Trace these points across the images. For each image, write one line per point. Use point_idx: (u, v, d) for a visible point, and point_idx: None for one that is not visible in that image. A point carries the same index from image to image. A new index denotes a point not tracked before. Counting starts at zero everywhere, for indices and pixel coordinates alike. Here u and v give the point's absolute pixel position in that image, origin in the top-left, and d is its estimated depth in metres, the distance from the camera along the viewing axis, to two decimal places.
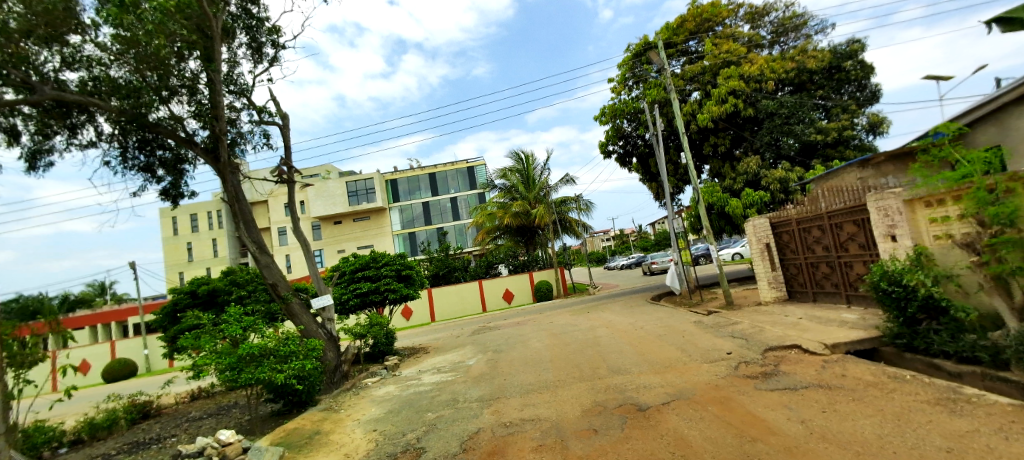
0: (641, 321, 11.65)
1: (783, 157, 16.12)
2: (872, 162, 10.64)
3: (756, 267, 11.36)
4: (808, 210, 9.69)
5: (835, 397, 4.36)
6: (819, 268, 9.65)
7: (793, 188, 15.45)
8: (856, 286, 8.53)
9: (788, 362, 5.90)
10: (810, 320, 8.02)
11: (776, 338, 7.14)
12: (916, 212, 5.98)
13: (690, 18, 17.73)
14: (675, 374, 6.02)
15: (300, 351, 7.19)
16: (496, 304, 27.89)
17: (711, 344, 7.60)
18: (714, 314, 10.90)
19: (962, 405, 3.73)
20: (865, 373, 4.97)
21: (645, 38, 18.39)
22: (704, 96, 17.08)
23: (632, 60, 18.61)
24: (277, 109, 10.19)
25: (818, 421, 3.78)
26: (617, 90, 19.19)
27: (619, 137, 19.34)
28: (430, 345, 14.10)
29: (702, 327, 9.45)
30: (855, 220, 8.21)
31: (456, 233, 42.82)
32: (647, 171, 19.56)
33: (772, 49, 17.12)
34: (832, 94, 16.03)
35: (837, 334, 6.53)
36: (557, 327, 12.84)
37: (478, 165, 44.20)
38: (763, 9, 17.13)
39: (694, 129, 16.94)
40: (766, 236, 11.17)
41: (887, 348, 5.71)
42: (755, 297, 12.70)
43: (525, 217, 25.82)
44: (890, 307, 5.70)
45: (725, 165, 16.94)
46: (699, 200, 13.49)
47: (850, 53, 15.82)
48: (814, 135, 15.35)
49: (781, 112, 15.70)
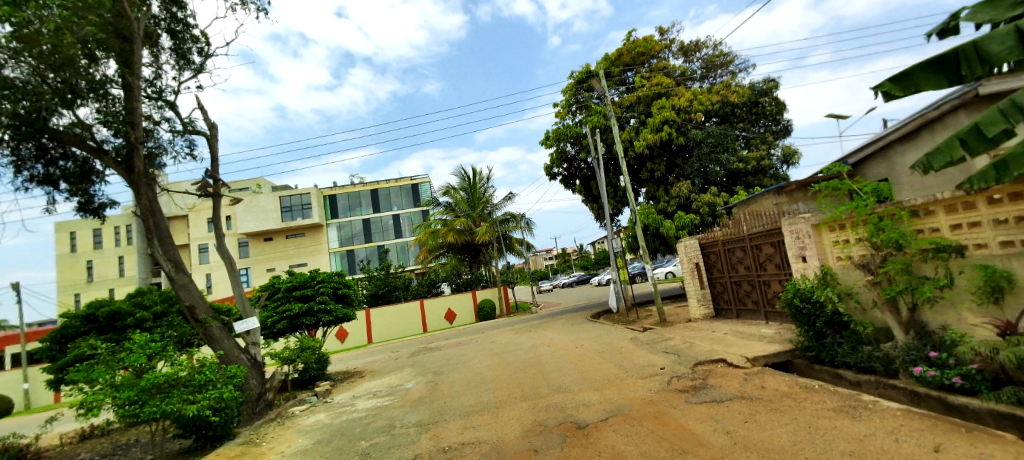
0: (582, 339, 11.85)
1: (711, 183, 17.22)
2: (786, 190, 11.81)
3: (687, 285, 11.98)
4: (732, 232, 10.45)
5: (756, 407, 4.65)
6: (741, 286, 10.36)
7: (720, 212, 16.56)
8: (773, 303, 9.24)
9: (715, 375, 6.25)
10: (734, 335, 8.56)
11: (705, 353, 7.55)
12: (823, 236, 6.60)
13: (626, 51, 18.94)
14: (613, 391, 6.16)
15: (217, 379, 6.65)
16: (437, 325, 27.26)
17: (646, 361, 7.87)
18: (649, 331, 11.34)
19: (861, 411, 4.12)
20: (781, 384, 5.36)
21: (587, 66, 19.29)
22: (640, 123, 18.17)
23: (575, 87, 19.40)
24: (204, 119, 9.53)
25: (741, 431, 4.00)
26: (561, 114, 19.92)
27: (563, 160, 19.98)
28: (365, 369, 13.43)
29: (638, 344, 9.75)
30: (772, 241, 8.99)
31: (398, 251, 41.71)
32: (589, 193, 20.21)
33: (702, 82, 18.46)
34: (751, 127, 17.60)
35: (757, 348, 7.02)
36: (500, 347, 12.69)
37: (423, 183, 43.53)
38: (694, 45, 18.57)
39: (632, 155, 17.95)
40: (696, 257, 11.87)
41: (799, 360, 6.19)
42: (686, 314, 13.34)
43: (469, 235, 25.71)
44: (801, 322, 6.24)
45: (659, 188, 17.93)
46: (635, 221, 13.90)
47: (766, 90, 17.42)
48: (737, 164, 16.68)
49: (708, 141, 16.87)
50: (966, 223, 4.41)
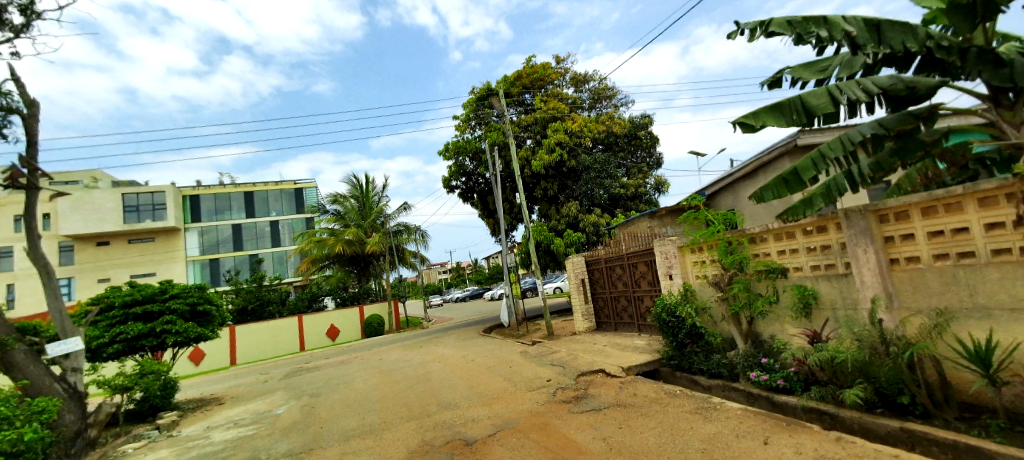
0: (473, 353, 11.82)
1: (596, 205, 18.60)
2: (658, 215, 13.24)
3: (573, 300, 12.69)
4: (613, 251, 11.38)
5: (629, 413, 5.05)
6: (619, 301, 11.29)
7: (603, 231, 17.95)
8: (645, 316, 10.21)
9: (594, 385, 6.67)
10: (612, 346, 9.25)
11: (586, 364, 8.03)
12: (685, 257, 7.49)
13: (525, 74, 19.80)
14: (501, 405, 6.22)
15: (14, 417, 5.30)
16: (317, 343, 24.98)
17: (534, 373, 8.11)
18: (538, 344, 11.74)
19: (712, 412, 4.71)
20: (649, 391, 5.91)
21: (487, 84, 19.72)
22: (535, 144, 19.03)
23: (475, 102, 19.67)
24: (21, 94, 7.73)
25: (616, 436, 4.31)
26: (461, 128, 20.04)
27: (461, 174, 20.03)
28: (227, 394, 11.79)
29: (527, 357, 10.02)
30: (645, 261, 9.98)
31: (275, 261, 37.85)
32: (486, 207, 20.51)
33: (591, 111, 20.01)
34: (630, 157, 19.50)
35: (630, 358, 7.67)
36: (387, 364, 12.09)
37: (308, 187, 40.29)
38: (585, 77, 20.10)
39: (527, 173, 18.66)
40: (581, 273, 12.67)
41: (664, 368, 6.91)
42: (571, 327, 14.10)
43: (358, 246, 24.32)
44: (666, 334, 6.98)
45: (551, 207, 18.85)
46: (529, 238, 14.35)
47: (642, 125, 19.56)
48: (618, 189, 18.29)
49: (594, 167, 18.28)
50: (788, 249, 5.36)
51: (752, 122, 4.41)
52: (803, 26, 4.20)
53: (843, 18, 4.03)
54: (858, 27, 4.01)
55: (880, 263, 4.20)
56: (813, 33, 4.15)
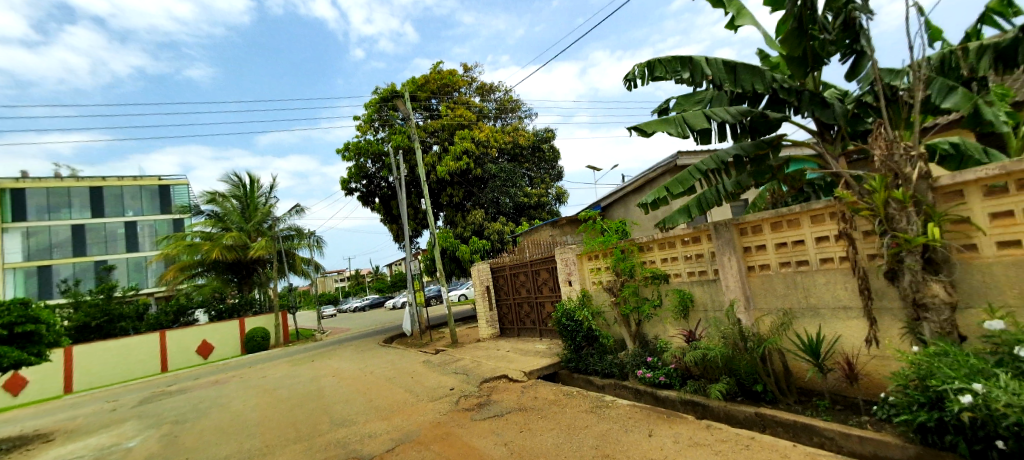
0: (372, 365, 11.24)
1: (501, 213, 18.90)
2: (559, 224, 13.85)
3: (478, 307, 12.69)
4: (517, 258, 11.64)
5: (530, 417, 5.17)
6: (522, 307, 11.56)
7: (507, 239, 18.29)
8: (546, 322, 10.59)
9: (497, 391, 6.72)
10: (514, 352, 9.42)
11: (489, 370, 8.07)
12: (583, 265, 7.91)
13: (432, 79, 19.58)
14: (401, 418, 5.98)
15: None
16: (184, 361, 21.84)
17: (436, 382, 7.94)
18: (441, 352, 11.54)
19: (605, 410, 5.02)
20: (549, 393, 6.12)
21: (392, 86, 19.13)
22: (442, 150, 18.86)
23: (379, 104, 18.94)
24: None
25: (517, 440, 4.38)
26: (362, 129, 19.13)
27: (362, 176, 19.08)
28: (60, 429, 9.77)
29: (429, 366, 9.78)
30: (547, 268, 10.37)
31: (131, 269, 32.54)
32: (388, 213, 19.77)
33: (496, 121, 20.38)
34: (534, 168, 20.17)
35: (532, 362, 7.88)
36: (273, 381, 10.99)
37: (178, 185, 35.32)
38: (491, 87, 20.45)
39: (433, 179, 18.39)
40: (486, 280, 12.75)
41: (563, 370, 7.21)
42: (475, 334, 14.10)
43: (241, 251, 21.90)
44: (565, 337, 7.29)
45: (457, 214, 18.76)
46: (434, 244, 14.06)
47: (545, 138, 20.38)
48: (522, 198, 18.81)
49: (500, 176, 18.60)
50: (669, 257, 5.93)
51: (645, 126, 4.91)
52: (675, 65, 4.89)
53: (704, 61, 4.71)
54: (716, 69, 4.68)
55: (740, 269, 4.83)
56: (682, 74, 4.84)
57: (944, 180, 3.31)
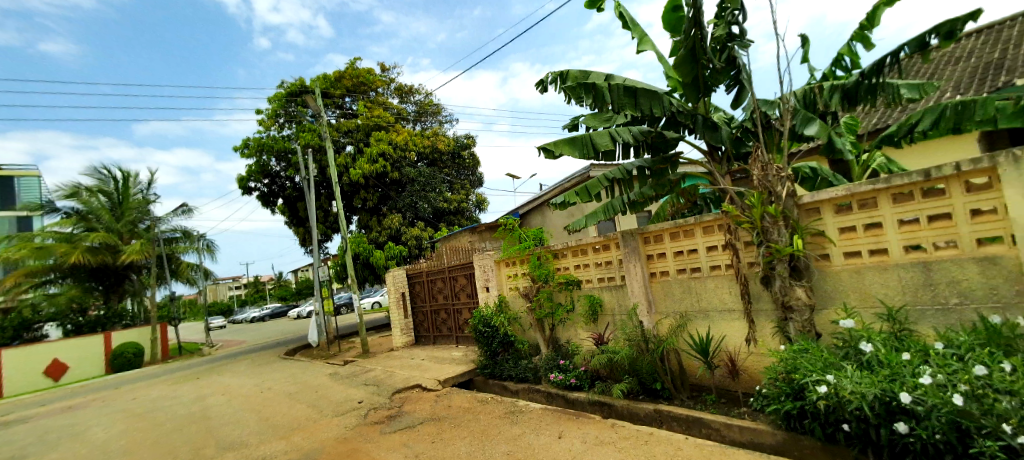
0: (271, 380, 10.30)
1: (419, 218, 18.46)
2: (478, 230, 13.87)
3: (392, 315, 12.22)
4: (434, 265, 11.42)
5: (442, 426, 5.07)
6: (439, 314, 11.36)
7: (425, 245, 17.90)
8: (463, 329, 10.51)
9: (409, 401, 6.51)
10: (429, 360, 9.20)
11: (402, 380, 7.79)
12: (501, 271, 7.96)
13: (346, 77, 18.70)
14: (302, 436, 5.54)
15: None
16: (27, 385, 18.03)
17: (343, 396, 7.48)
18: (350, 363, 10.91)
19: (518, 415, 5.08)
20: (463, 401, 6.05)
21: (301, 80, 17.93)
22: (356, 151, 18.04)
23: (285, 98, 17.63)
24: None
25: (428, 452, 4.26)
26: (265, 123, 17.65)
27: (264, 175, 17.61)
28: None
29: (336, 379, 9.20)
30: (465, 274, 10.31)
31: None
32: (294, 215, 18.38)
33: (415, 124, 19.94)
34: (454, 173, 19.99)
35: (447, 370, 7.75)
36: (147, 404, 9.60)
37: (26, 177, 29.81)
38: (410, 90, 20.03)
39: (345, 181, 17.49)
40: (402, 286, 12.32)
41: (478, 377, 7.19)
42: (389, 344, 13.57)
43: (110, 255, 19.00)
44: (482, 344, 7.24)
45: (372, 218, 18.01)
46: (345, 249, 13.30)
47: (466, 144, 20.34)
48: (441, 204, 18.55)
49: (418, 180, 18.19)
50: (581, 264, 6.19)
51: (553, 147, 5.01)
52: (578, 92, 5.05)
53: (606, 88, 4.89)
54: (617, 95, 4.88)
55: (643, 275, 5.18)
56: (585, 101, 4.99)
57: (806, 198, 3.84)
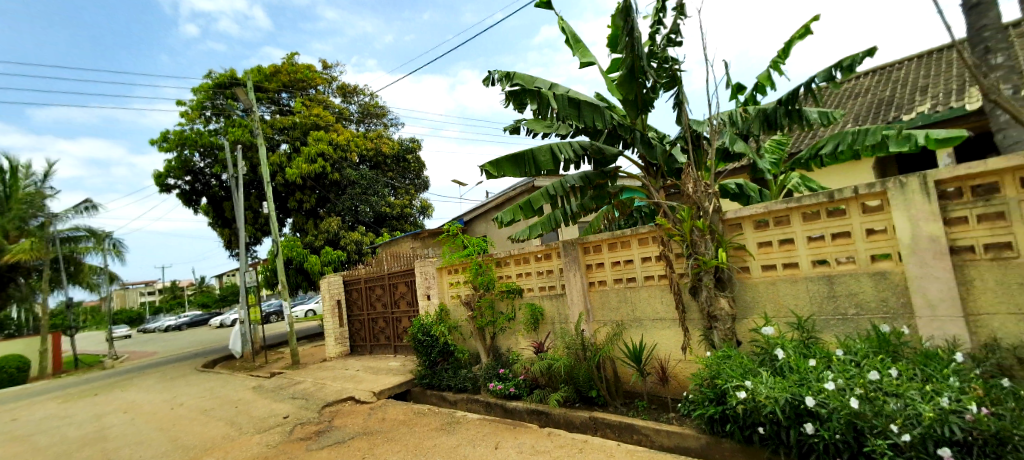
0: (184, 395, 9.42)
1: (359, 222, 17.80)
2: (420, 236, 13.60)
3: (325, 324, 11.60)
4: (374, 271, 10.99)
5: (374, 441, 4.87)
6: (376, 323, 10.96)
7: (365, 250, 17.26)
8: (401, 337, 10.22)
9: (340, 415, 6.19)
10: (364, 371, 8.83)
11: (333, 393, 7.40)
12: (442, 278, 7.80)
13: (283, 72, 17.81)
14: (216, 457, 5.09)
15: None
16: None
17: (267, 411, 6.98)
18: (277, 375, 10.23)
19: (454, 426, 4.99)
20: (398, 413, 5.85)
21: (231, 72, 16.80)
22: (292, 150, 17.14)
23: (212, 89, 16.44)
24: None
25: None
26: (188, 116, 16.31)
27: (185, 171, 16.26)
28: None
29: (260, 392, 8.58)
30: (405, 281, 10.04)
31: None
32: (220, 215, 17.07)
33: (358, 125, 19.29)
34: (399, 177, 19.48)
35: (382, 381, 7.47)
36: (30, 425, 8.43)
37: None
38: (354, 89, 19.42)
39: (279, 181, 16.56)
40: (337, 293, 11.75)
41: (415, 388, 7.00)
42: (321, 354, 12.89)
43: None
44: (421, 354, 7.01)
45: (308, 221, 17.14)
46: (276, 253, 12.52)
47: (411, 148, 19.93)
48: (384, 208, 18.00)
49: (360, 183, 17.55)
50: (523, 272, 6.23)
51: (495, 168, 5.09)
52: (522, 98, 5.07)
53: (551, 96, 4.99)
54: (561, 105, 5.01)
55: (582, 285, 5.31)
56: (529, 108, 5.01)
57: (729, 214, 4.12)
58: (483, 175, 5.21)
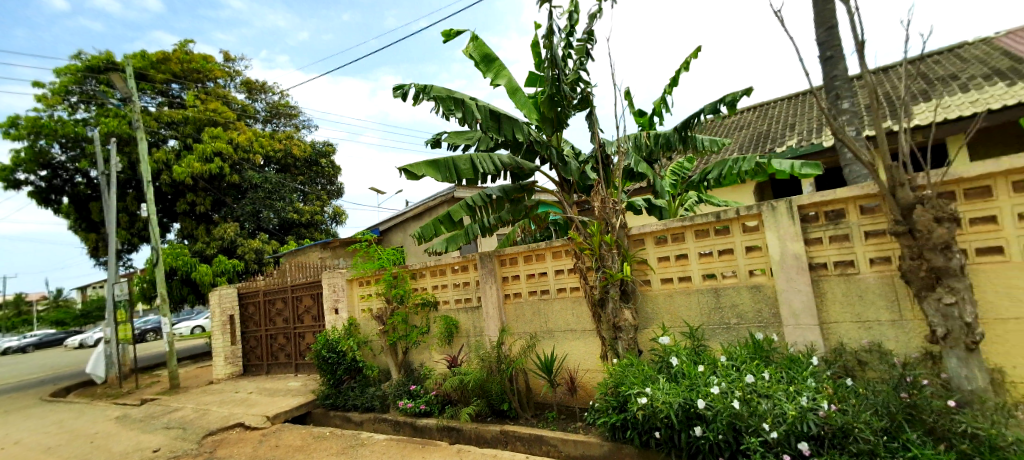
0: (21, 432, 7.84)
1: (261, 229, 16.33)
2: (330, 246, 12.82)
3: (214, 342, 10.36)
4: (275, 282, 10.06)
5: None
6: (276, 339, 10.06)
7: (266, 260, 15.84)
8: (304, 355, 9.48)
9: (225, 444, 5.54)
10: (258, 393, 8.02)
11: (218, 419, 6.61)
12: (353, 290, 7.37)
13: (175, 60, 16.00)
14: None
15: None
16: None
17: (133, 445, 6.03)
18: (149, 402, 8.92)
19: (357, 449, 4.69)
20: (294, 439, 5.38)
21: (108, 55, 14.72)
22: (181, 147, 15.34)
23: (82, 72, 14.27)
24: None
25: None
26: (46, 101, 13.89)
27: (41, 165, 13.73)
28: None
29: (125, 424, 7.40)
30: (311, 293, 9.35)
31: None
32: (85, 217, 14.69)
33: (265, 124, 17.83)
34: (310, 182, 18.19)
35: (279, 404, 6.83)
36: None
37: None
38: (261, 86, 18.01)
39: (164, 180, 14.70)
40: (230, 308, 10.59)
41: (317, 409, 6.50)
42: (208, 375, 11.51)
43: None
44: (325, 372, 6.56)
45: (199, 226, 15.38)
46: (156, 263, 11.03)
47: (325, 152, 18.81)
48: (291, 214, 16.71)
49: (264, 187, 16.16)
50: (439, 284, 6.11)
51: (414, 169, 4.93)
52: (449, 106, 5.16)
53: (474, 105, 5.10)
54: (484, 115, 5.11)
55: (497, 297, 5.32)
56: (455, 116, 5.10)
57: (633, 229, 4.39)
58: (402, 176, 5.01)
